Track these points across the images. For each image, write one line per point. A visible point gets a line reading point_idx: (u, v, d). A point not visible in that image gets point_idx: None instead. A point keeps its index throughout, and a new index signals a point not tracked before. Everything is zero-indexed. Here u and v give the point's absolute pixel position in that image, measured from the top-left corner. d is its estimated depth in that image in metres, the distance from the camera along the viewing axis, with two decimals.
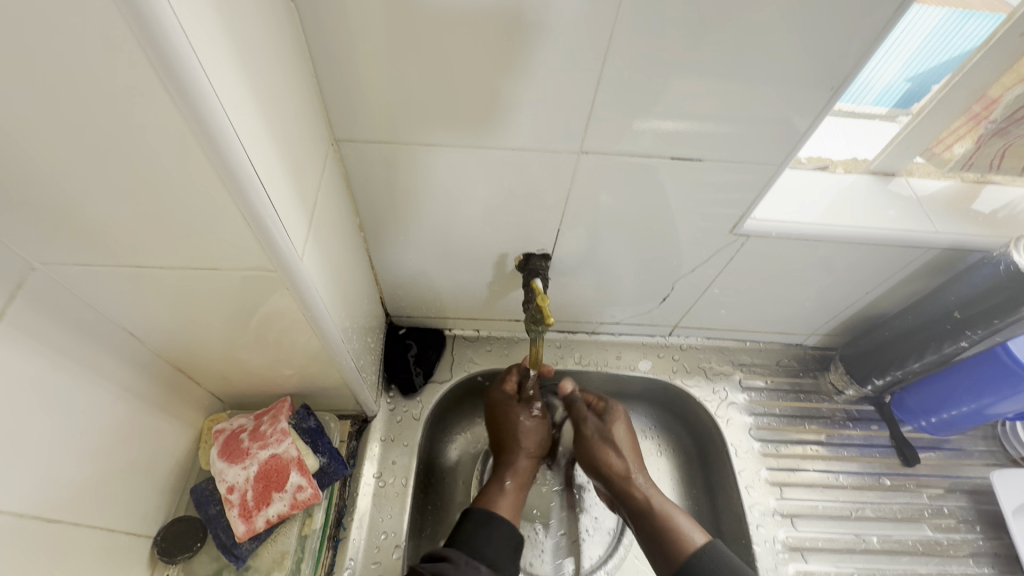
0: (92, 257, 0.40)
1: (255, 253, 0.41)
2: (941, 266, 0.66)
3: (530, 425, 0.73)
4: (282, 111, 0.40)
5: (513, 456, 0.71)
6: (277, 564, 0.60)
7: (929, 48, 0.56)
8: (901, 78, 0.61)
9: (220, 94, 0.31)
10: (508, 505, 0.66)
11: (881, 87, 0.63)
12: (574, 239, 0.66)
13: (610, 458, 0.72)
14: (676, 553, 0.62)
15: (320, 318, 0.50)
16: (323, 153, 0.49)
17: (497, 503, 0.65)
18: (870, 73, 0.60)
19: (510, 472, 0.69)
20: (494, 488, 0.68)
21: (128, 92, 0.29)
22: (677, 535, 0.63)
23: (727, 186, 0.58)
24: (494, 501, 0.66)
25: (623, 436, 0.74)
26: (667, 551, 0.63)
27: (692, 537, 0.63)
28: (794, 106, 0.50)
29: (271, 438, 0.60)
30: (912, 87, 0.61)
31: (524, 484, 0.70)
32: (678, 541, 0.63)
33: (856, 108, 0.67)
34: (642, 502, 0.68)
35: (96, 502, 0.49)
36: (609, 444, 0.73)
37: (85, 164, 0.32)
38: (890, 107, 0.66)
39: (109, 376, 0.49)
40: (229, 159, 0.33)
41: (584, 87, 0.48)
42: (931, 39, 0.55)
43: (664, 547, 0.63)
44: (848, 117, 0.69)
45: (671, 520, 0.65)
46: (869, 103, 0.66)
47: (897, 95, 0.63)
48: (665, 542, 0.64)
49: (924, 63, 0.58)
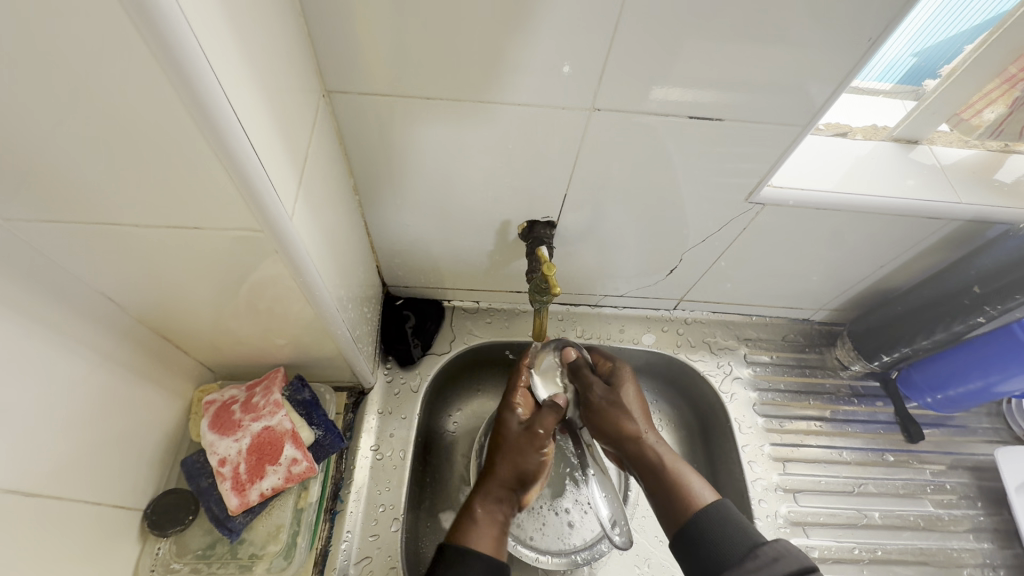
0: (59, 214, 0.37)
1: (241, 213, 0.38)
2: (961, 238, 0.64)
3: (520, 453, 0.66)
4: (268, 49, 0.36)
5: (489, 480, 0.65)
6: (273, 537, 0.58)
7: (939, 18, 0.52)
8: (908, 53, 0.57)
9: (191, 21, 0.27)
10: (486, 538, 0.60)
11: (885, 64, 0.59)
12: (579, 207, 0.62)
13: (622, 421, 0.70)
14: (683, 512, 0.61)
15: (313, 284, 0.47)
16: (313, 106, 0.46)
17: (471, 539, 0.59)
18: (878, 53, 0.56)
19: (483, 497, 0.64)
20: (464, 518, 0.62)
21: (88, 22, 0.25)
22: (688, 493, 0.62)
23: (743, 154, 0.55)
24: (469, 534, 0.60)
25: (633, 398, 0.72)
26: (677, 508, 0.62)
27: (701, 495, 0.62)
28: (827, 58, 0.45)
29: (263, 410, 0.58)
30: (919, 62, 0.58)
31: (499, 513, 0.63)
32: (686, 500, 0.62)
33: (860, 84, 0.63)
34: (653, 460, 0.67)
35: (80, 474, 0.47)
36: (618, 411, 0.70)
37: (42, 105, 0.29)
38: (895, 83, 0.62)
39: (88, 343, 0.46)
40: (206, 101, 0.29)
41: (598, 38, 0.44)
42: (942, 10, 0.51)
43: (673, 505, 0.62)
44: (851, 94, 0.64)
45: (682, 477, 0.64)
46: (872, 79, 0.62)
47: (902, 71, 0.60)
48: (673, 499, 0.62)
49: (931, 36, 0.54)
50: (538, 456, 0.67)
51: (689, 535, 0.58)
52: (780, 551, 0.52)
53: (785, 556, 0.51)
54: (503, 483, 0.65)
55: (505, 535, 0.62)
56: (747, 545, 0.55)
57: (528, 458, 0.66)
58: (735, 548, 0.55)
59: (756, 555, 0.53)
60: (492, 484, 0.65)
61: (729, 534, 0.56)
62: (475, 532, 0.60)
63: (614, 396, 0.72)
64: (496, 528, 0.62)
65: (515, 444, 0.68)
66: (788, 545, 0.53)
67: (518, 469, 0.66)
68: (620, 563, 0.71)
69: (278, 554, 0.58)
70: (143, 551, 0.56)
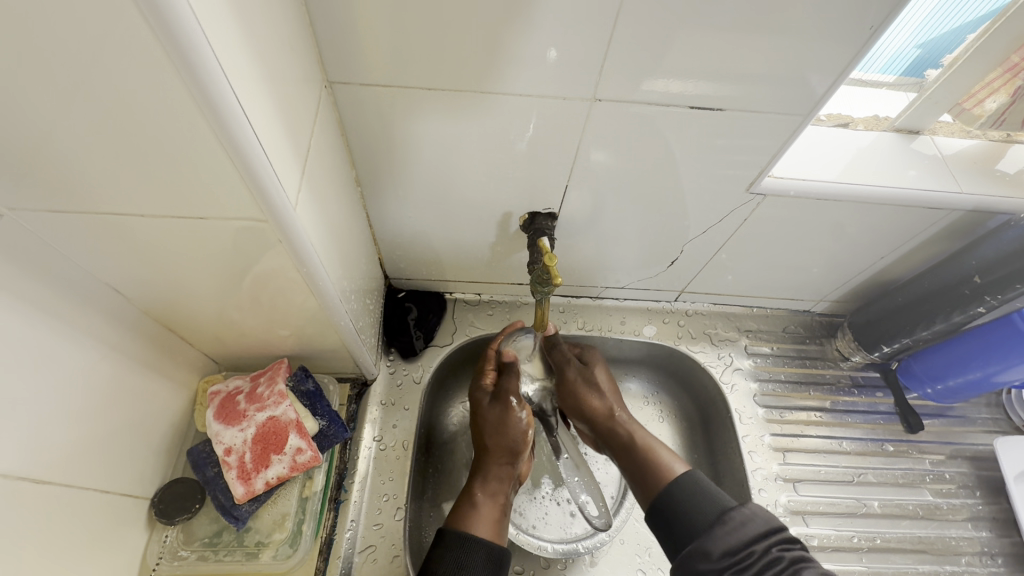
0: (66, 205, 0.37)
1: (246, 203, 0.38)
2: (961, 228, 0.64)
3: (502, 421, 0.68)
4: (269, 38, 0.36)
5: (487, 463, 0.66)
6: (279, 525, 0.59)
7: (941, 11, 0.52)
8: (912, 44, 0.57)
9: (199, 14, 0.27)
10: (485, 522, 0.60)
11: (889, 55, 0.59)
12: (581, 198, 0.62)
13: (593, 399, 0.71)
14: (655, 482, 0.61)
15: (316, 275, 0.48)
16: (315, 97, 0.46)
17: (472, 525, 0.59)
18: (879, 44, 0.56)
19: (483, 480, 0.65)
20: (465, 502, 0.63)
21: (93, 12, 0.25)
22: (659, 467, 0.62)
23: (743, 146, 0.55)
24: (469, 520, 0.60)
25: (603, 378, 0.73)
26: (649, 483, 0.61)
27: (671, 465, 0.62)
28: (828, 46, 0.45)
29: (268, 400, 0.59)
30: (922, 54, 0.58)
31: (500, 493, 0.64)
32: (657, 470, 0.62)
33: (863, 76, 0.63)
34: (625, 440, 0.67)
35: (88, 464, 0.48)
36: (587, 395, 0.71)
37: (51, 96, 0.29)
38: (898, 75, 0.62)
39: (94, 334, 0.47)
40: (211, 91, 0.29)
41: (600, 28, 0.44)
42: (944, 4, 0.51)
43: (646, 477, 0.62)
44: (853, 85, 0.64)
45: (653, 453, 0.64)
46: (876, 71, 0.62)
47: (904, 63, 0.60)
48: (645, 472, 0.63)
49: (933, 28, 0.54)
50: (519, 423, 0.68)
51: (662, 510, 0.58)
52: (747, 515, 0.53)
53: (753, 520, 0.53)
54: (502, 460, 0.66)
55: (506, 517, 0.63)
56: (716, 510, 0.55)
57: (511, 422, 0.67)
58: (704, 516, 0.55)
59: (724, 520, 0.54)
60: (493, 465, 0.66)
61: (699, 503, 0.56)
62: (476, 518, 0.60)
63: (584, 379, 0.72)
64: (498, 510, 0.63)
65: (494, 416, 0.69)
66: (758, 509, 0.54)
67: (508, 442, 0.67)
68: (622, 552, 0.72)
69: (284, 542, 0.59)
70: (150, 539, 0.57)
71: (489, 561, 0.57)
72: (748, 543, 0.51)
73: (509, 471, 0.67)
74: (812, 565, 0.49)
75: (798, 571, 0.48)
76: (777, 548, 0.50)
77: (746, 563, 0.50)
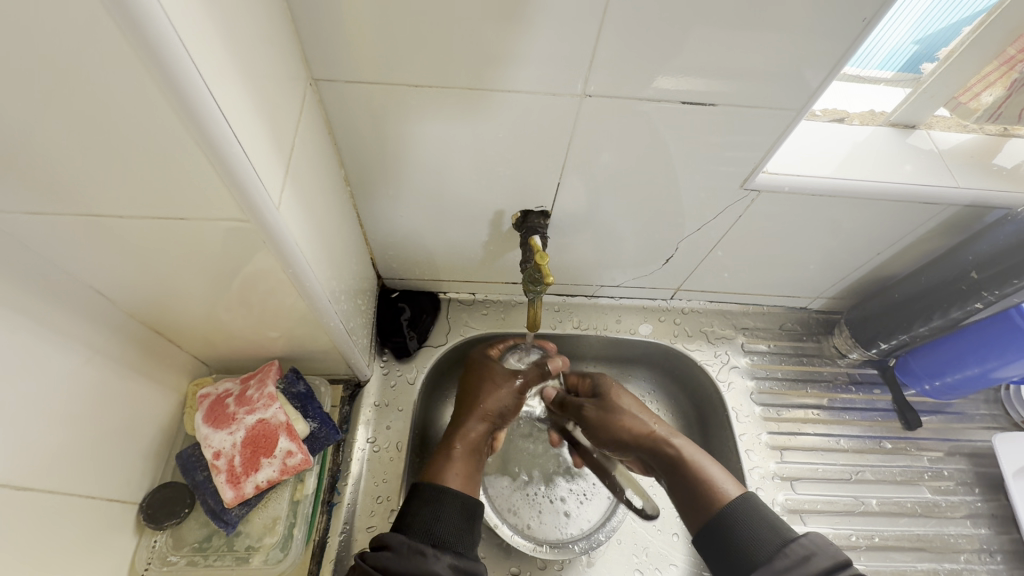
0: (44, 206, 0.36)
1: (227, 203, 0.37)
2: (958, 223, 0.63)
3: (498, 384, 0.67)
4: (249, 39, 0.35)
5: (469, 418, 0.64)
6: (270, 529, 0.58)
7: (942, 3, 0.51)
8: (910, 40, 0.56)
9: (167, 9, 0.27)
10: (457, 475, 0.58)
11: (886, 52, 0.57)
12: (574, 195, 0.62)
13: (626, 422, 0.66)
14: (708, 506, 0.55)
15: (303, 276, 0.47)
16: (299, 96, 0.45)
17: (446, 478, 0.57)
18: (877, 37, 0.54)
19: (462, 434, 0.63)
20: (440, 456, 0.61)
21: (55, 6, 0.24)
22: (709, 488, 0.56)
23: (735, 142, 0.54)
24: (444, 475, 0.58)
25: (629, 401, 0.68)
26: (698, 504, 0.56)
27: (725, 488, 0.56)
28: (821, 39, 0.44)
29: (258, 403, 0.58)
30: (920, 49, 0.57)
31: (476, 449, 0.63)
32: (708, 493, 0.56)
33: (861, 72, 0.61)
34: (673, 458, 0.61)
35: (73, 470, 0.47)
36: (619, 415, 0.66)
37: (17, 91, 0.28)
38: (896, 71, 0.60)
39: (78, 338, 0.46)
40: (183, 88, 0.29)
41: (589, 24, 0.43)
42: None
43: (697, 501, 0.56)
44: (850, 81, 0.62)
45: (703, 472, 0.58)
46: (873, 67, 0.60)
47: (902, 60, 0.58)
48: (695, 496, 0.57)
49: (933, 22, 0.53)
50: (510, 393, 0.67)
51: (715, 535, 0.53)
52: (810, 549, 0.47)
53: (816, 554, 0.47)
54: (484, 415, 0.65)
55: (478, 475, 0.61)
56: (776, 542, 0.49)
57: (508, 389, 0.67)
58: (763, 547, 0.50)
59: (785, 554, 0.48)
60: (474, 419, 0.64)
61: (756, 532, 0.51)
62: (450, 471, 0.58)
63: (607, 404, 0.68)
64: (471, 465, 0.61)
65: (490, 377, 0.68)
66: (821, 541, 0.48)
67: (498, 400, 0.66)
68: (619, 552, 0.71)
69: (275, 546, 0.58)
70: (139, 544, 0.56)
71: (464, 516, 0.54)
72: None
73: (488, 430, 0.65)
74: None
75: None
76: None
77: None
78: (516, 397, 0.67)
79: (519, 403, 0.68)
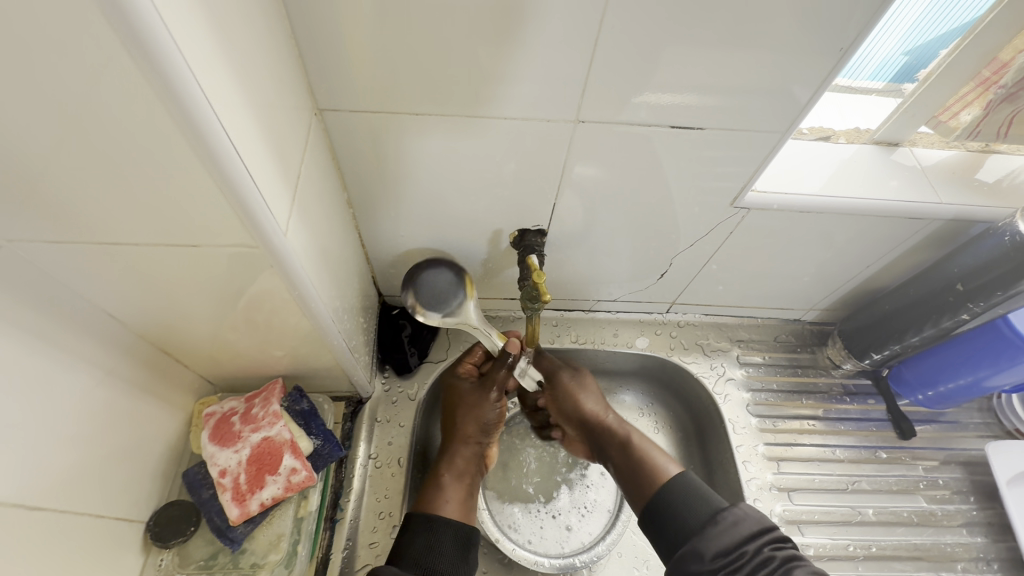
0: (62, 234, 0.38)
1: (237, 230, 0.39)
2: (944, 237, 0.65)
3: (474, 406, 0.66)
4: (259, 74, 0.38)
5: (453, 445, 0.65)
6: (274, 546, 0.59)
7: (929, 17, 0.54)
8: (899, 51, 0.58)
9: (190, 59, 0.29)
10: (453, 502, 0.60)
11: (877, 63, 0.60)
12: (570, 214, 0.64)
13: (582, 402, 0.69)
14: (649, 485, 0.60)
15: (308, 296, 0.49)
16: (305, 124, 0.47)
17: (439, 507, 0.59)
18: (868, 49, 0.57)
19: (449, 463, 0.64)
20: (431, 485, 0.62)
21: (89, 53, 0.27)
22: (651, 468, 0.61)
23: (724, 161, 0.56)
24: (436, 504, 0.59)
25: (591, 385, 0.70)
26: (642, 484, 0.60)
27: (666, 468, 0.61)
28: (801, 66, 0.47)
29: (263, 421, 0.59)
30: (909, 60, 0.59)
31: (465, 473, 0.64)
32: (652, 474, 0.61)
33: (852, 83, 0.65)
34: (621, 439, 0.65)
35: (82, 489, 0.48)
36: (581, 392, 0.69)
37: (45, 128, 0.30)
38: (886, 82, 0.62)
39: (89, 360, 0.47)
40: (201, 128, 0.31)
41: (582, 54, 0.46)
42: (931, 8, 0.53)
43: (638, 480, 0.61)
44: (844, 92, 0.66)
45: (645, 452, 0.63)
46: (864, 78, 0.63)
47: (893, 70, 0.60)
48: (637, 474, 0.61)
49: (920, 34, 0.55)
50: (491, 414, 0.66)
51: (654, 510, 0.58)
52: (740, 515, 0.53)
53: (744, 521, 0.53)
54: (470, 441, 0.66)
55: (472, 498, 0.63)
56: (707, 511, 0.54)
57: (485, 410, 0.66)
58: (697, 517, 0.54)
59: (717, 520, 0.53)
60: (460, 447, 0.65)
61: (690, 505, 0.56)
62: (443, 499, 0.60)
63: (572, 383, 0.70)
64: (463, 491, 0.62)
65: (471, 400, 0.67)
66: (748, 509, 0.54)
67: (478, 425, 0.66)
68: (620, 565, 0.73)
69: (279, 563, 0.58)
70: (146, 563, 0.57)
71: (456, 542, 0.57)
72: (742, 543, 0.51)
73: (476, 452, 0.66)
74: (802, 564, 0.49)
75: (791, 570, 0.48)
76: (769, 548, 0.50)
77: (738, 563, 0.50)
78: (498, 410, 0.67)
79: (502, 414, 0.67)
